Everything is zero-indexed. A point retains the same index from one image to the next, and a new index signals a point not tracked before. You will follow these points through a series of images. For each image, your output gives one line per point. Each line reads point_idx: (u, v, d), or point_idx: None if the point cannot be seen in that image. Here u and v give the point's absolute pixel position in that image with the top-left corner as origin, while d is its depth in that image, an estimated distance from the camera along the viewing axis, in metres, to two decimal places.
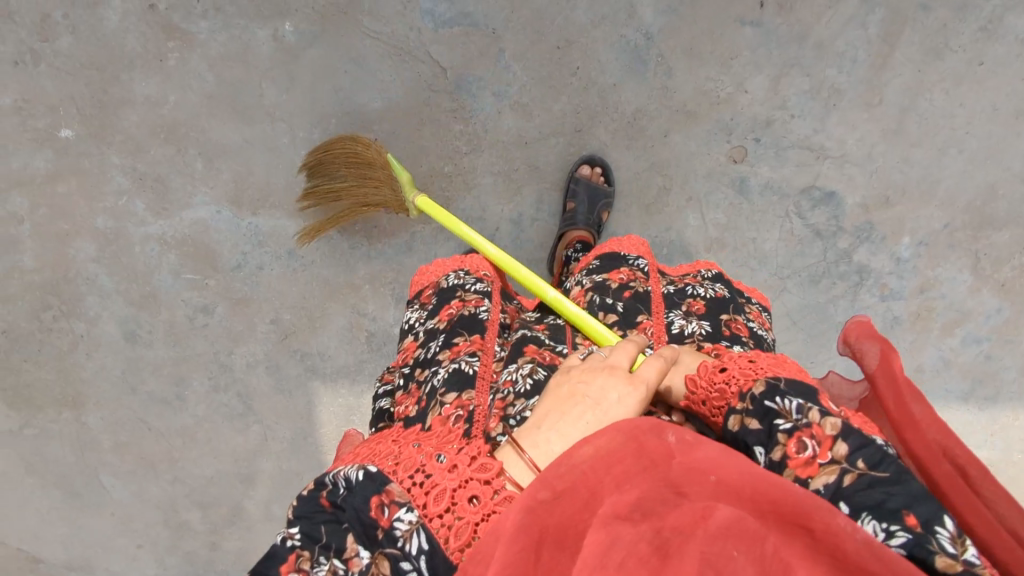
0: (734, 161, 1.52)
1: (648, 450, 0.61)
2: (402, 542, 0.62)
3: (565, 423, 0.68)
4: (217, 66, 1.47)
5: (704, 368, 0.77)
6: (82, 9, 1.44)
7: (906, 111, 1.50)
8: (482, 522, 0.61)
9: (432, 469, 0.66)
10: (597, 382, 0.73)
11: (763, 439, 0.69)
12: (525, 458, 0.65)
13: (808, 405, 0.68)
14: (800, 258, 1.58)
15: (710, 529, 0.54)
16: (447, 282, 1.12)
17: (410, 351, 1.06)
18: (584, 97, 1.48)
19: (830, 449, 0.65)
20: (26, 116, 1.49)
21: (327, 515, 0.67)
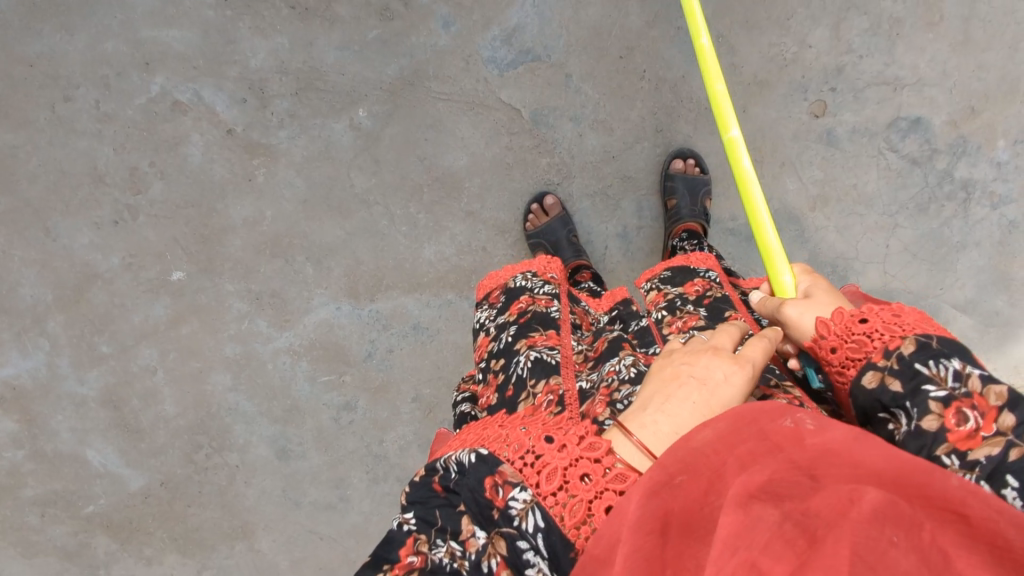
0: (817, 116, 1.55)
1: (771, 433, 0.55)
2: (517, 522, 0.60)
3: (671, 403, 0.64)
4: (305, 171, 1.49)
5: (845, 322, 0.73)
6: (166, 152, 1.46)
7: (968, 20, 1.52)
8: (597, 500, 0.59)
9: (540, 449, 0.63)
10: (701, 362, 0.67)
11: (910, 397, 0.67)
12: (634, 440, 0.61)
13: (965, 371, 0.66)
14: (904, 191, 1.58)
15: (862, 513, 0.44)
16: (516, 283, 1.19)
17: (484, 346, 1.12)
18: (657, 96, 1.51)
19: (995, 421, 0.62)
20: (137, 270, 1.51)
21: (440, 500, 0.67)
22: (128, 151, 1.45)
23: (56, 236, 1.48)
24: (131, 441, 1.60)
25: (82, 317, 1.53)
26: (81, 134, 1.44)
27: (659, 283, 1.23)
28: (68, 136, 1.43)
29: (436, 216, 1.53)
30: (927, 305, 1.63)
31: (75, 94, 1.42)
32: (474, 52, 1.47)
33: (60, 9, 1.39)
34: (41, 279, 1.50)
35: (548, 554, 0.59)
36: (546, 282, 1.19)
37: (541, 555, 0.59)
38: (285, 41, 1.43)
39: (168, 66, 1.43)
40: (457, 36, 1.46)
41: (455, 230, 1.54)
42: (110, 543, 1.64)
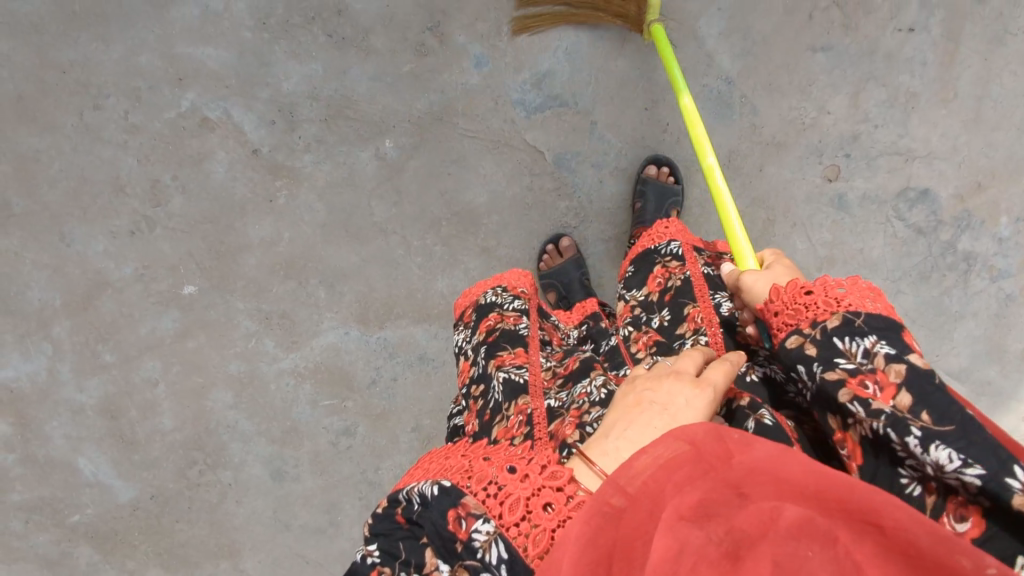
0: (831, 180, 1.60)
1: (705, 455, 0.56)
2: (480, 553, 0.61)
3: (633, 430, 0.65)
4: (327, 196, 1.50)
5: (788, 290, 0.78)
6: (189, 167, 1.46)
7: (981, 99, 1.57)
8: (559, 530, 0.59)
9: (502, 479, 0.64)
10: (663, 389, 0.70)
11: (820, 361, 0.71)
12: (596, 468, 0.62)
13: (876, 348, 0.69)
14: (908, 258, 1.63)
15: (782, 529, 0.49)
16: (487, 301, 1.17)
17: (465, 371, 1.11)
18: (678, 149, 1.55)
19: (893, 397, 0.66)
20: (149, 281, 1.51)
21: (405, 531, 0.69)
22: (152, 163, 1.45)
23: (71, 241, 1.47)
24: (125, 452, 1.58)
25: (88, 324, 1.51)
26: (106, 143, 1.43)
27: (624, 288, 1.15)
28: (94, 144, 1.43)
29: (452, 249, 1.55)
30: None
31: (104, 103, 1.42)
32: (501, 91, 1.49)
33: (98, 18, 1.39)
34: (51, 283, 1.49)
35: None
36: (516, 297, 1.16)
37: None
38: (319, 67, 1.44)
39: (199, 82, 1.43)
40: (488, 77, 1.48)
41: (469, 264, 1.56)
42: (92, 554, 1.61)
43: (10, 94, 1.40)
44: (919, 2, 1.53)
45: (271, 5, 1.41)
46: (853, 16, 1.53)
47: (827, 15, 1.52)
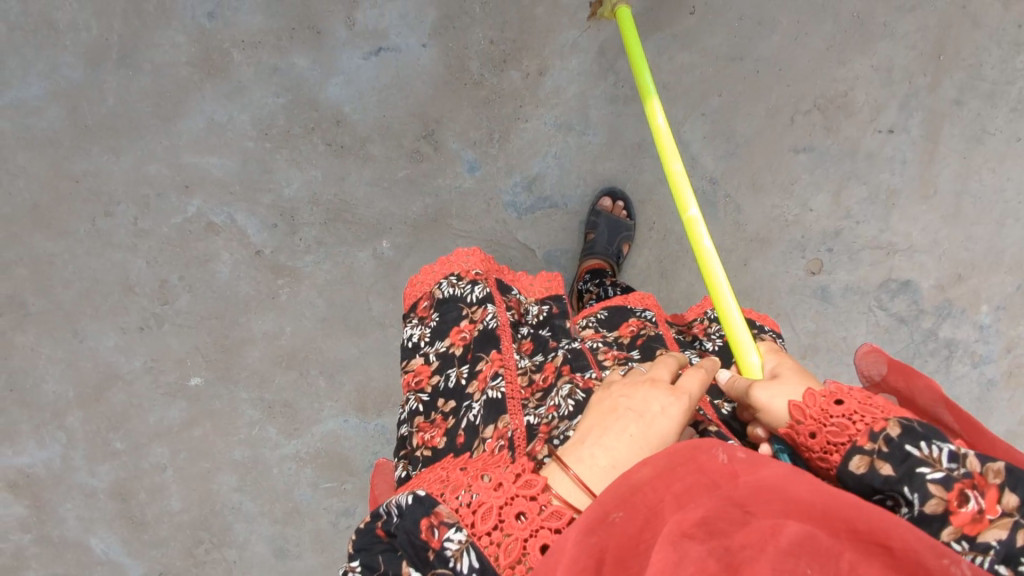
0: (814, 273, 1.65)
1: (709, 472, 0.59)
2: (452, 564, 0.59)
3: (608, 436, 0.66)
4: (327, 292, 1.55)
5: (821, 404, 0.70)
6: (196, 268, 1.52)
7: (960, 195, 1.62)
8: (532, 538, 0.59)
9: (478, 490, 0.63)
10: (639, 394, 0.71)
11: (906, 481, 0.62)
12: (571, 475, 0.63)
13: (961, 451, 0.61)
14: (890, 345, 1.67)
15: (782, 547, 0.51)
16: (443, 294, 1.10)
17: (425, 375, 1.04)
18: (663, 246, 1.60)
19: (998, 502, 0.58)
20: (157, 373, 1.55)
21: (384, 545, 0.65)
22: (160, 264, 1.51)
23: (82, 338, 1.52)
24: (134, 532, 1.59)
25: (100, 414, 1.56)
26: (117, 246, 1.50)
27: (597, 322, 1.18)
28: (105, 249, 1.50)
29: None
30: None
31: (115, 210, 1.49)
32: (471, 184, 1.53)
33: (110, 132, 1.46)
34: (64, 376, 1.54)
35: None
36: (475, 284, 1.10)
37: None
38: (319, 173, 1.51)
39: (205, 189, 1.50)
40: (481, 180, 1.54)
41: None
42: None
43: (26, 203, 1.47)
44: (899, 104, 1.59)
45: (273, 117, 1.48)
46: (833, 118, 1.59)
47: (809, 118, 1.59)
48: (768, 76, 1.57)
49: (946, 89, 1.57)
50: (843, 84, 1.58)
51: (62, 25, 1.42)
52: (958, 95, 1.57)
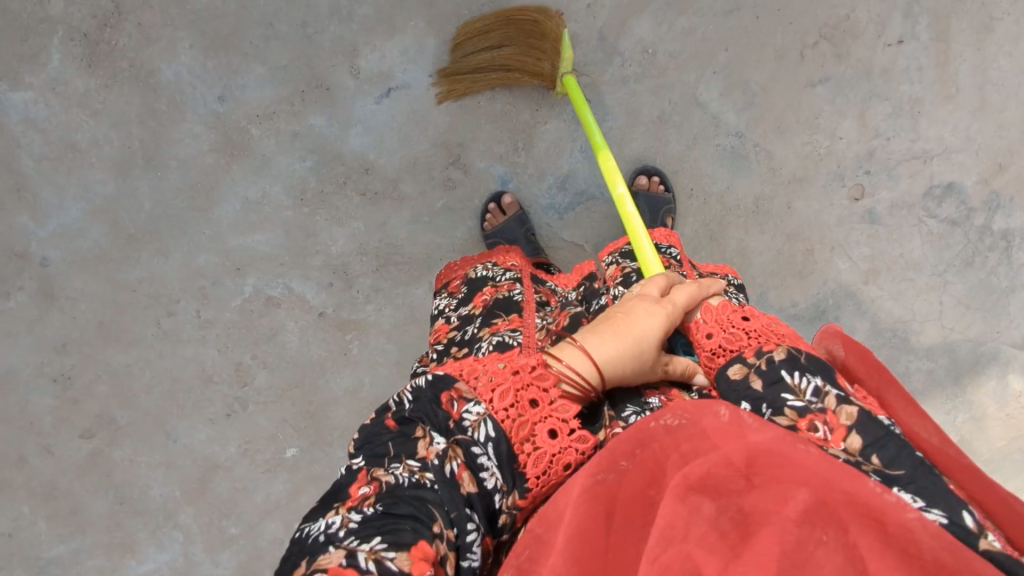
0: (857, 199, 1.65)
1: (711, 432, 0.66)
2: (471, 431, 0.71)
3: (604, 327, 0.84)
4: (395, 336, 1.57)
5: (728, 312, 0.87)
6: (266, 344, 1.54)
7: (983, 87, 1.61)
8: (542, 414, 0.73)
9: (496, 373, 0.75)
10: (630, 305, 0.89)
11: (767, 398, 0.75)
12: (574, 346, 0.80)
13: (825, 390, 0.73)
14: (948, 250, 1.66)
15: (795, 514, 0.54)
16: (478, 273, 1.24)
17: (446, 334, 1.11)
18: (706, 209, 1.65)
19: (844, 439, 0.69)
20: (253, 453, 1.57)
21: (392, 433, 0.73)
22: (231, 349, 1.53)
23: (176, 437, 1.54)
24: None
25: (209, 505, 1.57)
26: (186, 342, 1.52)
27: (620, 257, 1.21)
28: (175, 347, 1.52)
29: None
30: (986, 349, 1.70)
31: (176, 308, 1.50)
32: (501, 193, 1.55)
33: (153, 235, 1.47)
34: (168, 477, 1.55)
35: (496, 460, 0.71)
36: (506, 270, 1.23)
37: (492, 464, 0.70)
38: (360, 225, 1.52)
39: (256, 267, 1.51)
40: (515, 190, 1.57)
41: None
42: None
43: (91, 322, 1.49)
44: (903, 13, 1.58)
45: (305, 181, 1.49)
46: (842, 44, 1.58)
47: (818, 50, 1.58)
48: (769, 19, 1.56)
49: None
50: (844, 8, 1.57)
51: (84, 144, 1.43)
52: None
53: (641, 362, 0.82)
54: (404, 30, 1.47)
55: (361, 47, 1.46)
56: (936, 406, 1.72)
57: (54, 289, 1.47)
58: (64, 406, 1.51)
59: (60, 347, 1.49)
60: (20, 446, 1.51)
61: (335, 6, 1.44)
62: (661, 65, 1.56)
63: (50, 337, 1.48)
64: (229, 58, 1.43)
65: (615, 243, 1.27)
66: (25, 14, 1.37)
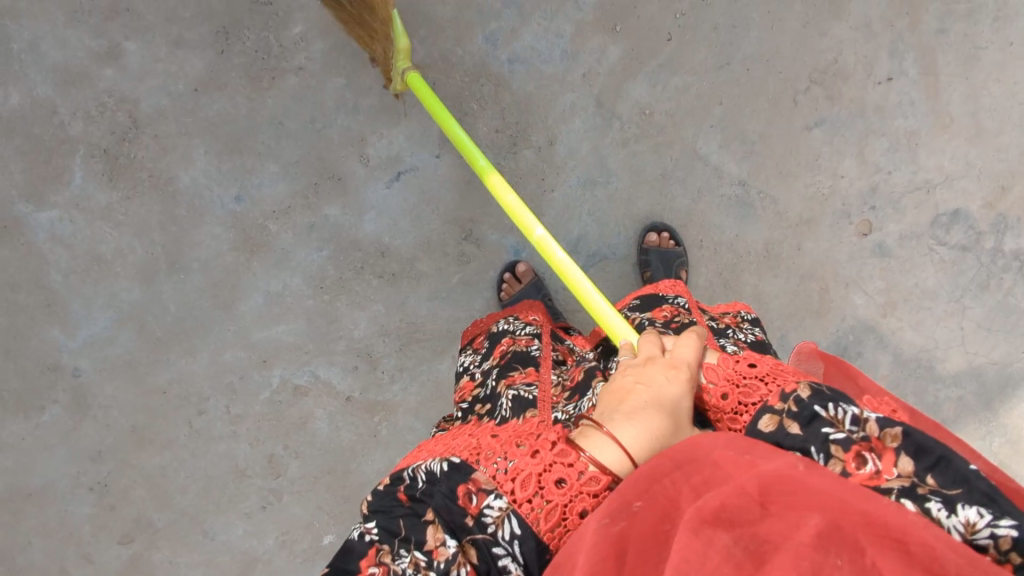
0: (865, 234, 1.67)
1: (725, 462, 0.67)
2: (492, 529, 0.70)
3: (626, 407, 0.77)
4: (422, 413, 1.58)
5: (729, 366, 0.85)
6: (296, 433, 1.55)
7: (976, 114, 1.64)
8: (571, 505, 0.70)
9: (514, 458, 0.72)
10: (647, 375, 0.83)
11: (810, 437, 0.71)
12: (602, 433, 0.74)
13: (863, 418, 0.71)
14: (962, 275, 1.67)
15: (809, 538, 0.55)
16: (501, 327, 1.26)
17: (468, 390, 1.11)
18: (718, 258, 1.67)
19: (894, 465, 0.66)
20: (291, 544, 1.57)
21: (405, 509, 0.75)
22: (262, 442, 1.54)
23: (213, 535, 1.54)
24: None
25: None
26: (218, 439, 1.53)
27: (630, 311, 1.21)
28: (208, 444, 1.53)
29: None
30: (1015, 369, 1.71)
31: (207, 406, 1.52)
32: (514, 263, 1.58)
33: (180, 336, 1.50)
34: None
35: (521, 559, 0.70)
36: (528, 324, 1.25)
37: (515, 560, 0.70)
38: (380, 306, 1.55)
39: (282, 358, 1.53)
40: (528, 259, 1.60)
41: None
42: None
43: (124, 427, 1.50)
44: (890, 51, 1.61)
45: (324, 269, 1.53)
46: (833, 87, 1.62)
47: (810, 95, 1.62)
48: (760, 70, 1.60)
49: (928, 23, 1.61)
50: (832, 53, 1.61)
51: (109, 255, 1.47)
52: (940, 24, 1.60)
53: (676, 433, 0.77)
54: (408, 116, 1.51)
55: (368, 136, 1.51)
56: (970, 432, 1.73)
57: (88, 398, 1.49)
58: (102, 513, 1.51)
59: (95, 455, 1.50)
60: (61, 558, 1.51)
61: (340, 100, 1.49)
62: (659, 123, 1.59)
63: (85, 447, 1.50)
64: (243, 158, 1.48)
65: (628, 297, 1.29)
66: (47, 136, 1.43)
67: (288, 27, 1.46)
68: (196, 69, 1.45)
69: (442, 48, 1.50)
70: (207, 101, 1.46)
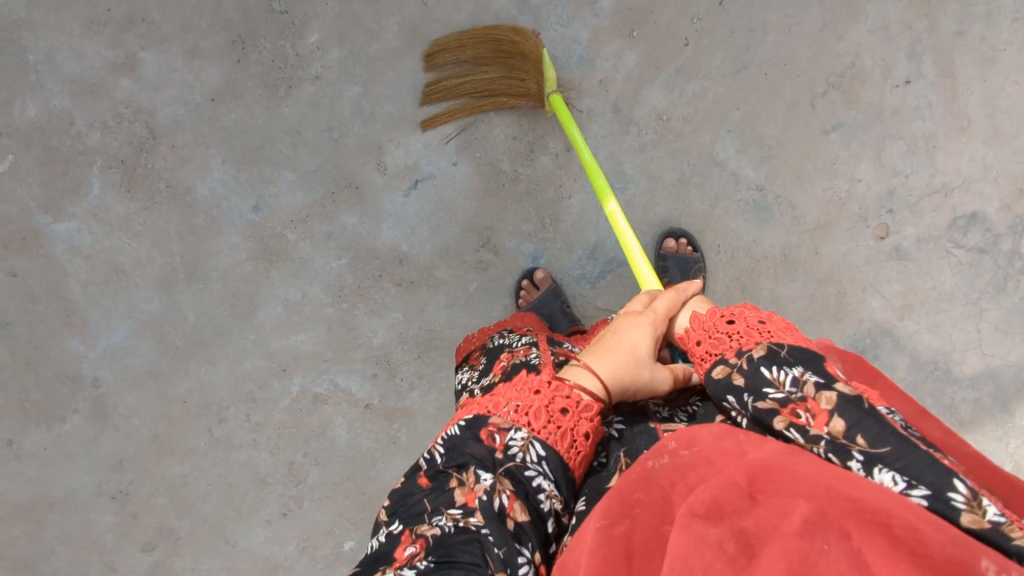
0: (883, 238, 1.66)
1: (712, 457, 0.67)
2: (520, 456, 0.73)
3: (598, 350, 0.88)
4: (442, 420, 1.56)
5: (711, 320, 0.87)
6: (315, 440, 1.55)
7: (995, 116, 1.62)
8: (579, 429, 0.75)
9: (523, 399, 0.77)
10: (618, 328, 0.93)
11: (750, 390, 0.76)
12: (579, 366, 0.84)
13: (804, 378, 0.73)
14: (979, 278, 1.66)
15: (795, 526, 0.54)
16: (495, 343, 1.28)
17: (468, 406, 1.09)
18: (736, 263, 1.66)
19: (826, 423, 0.69)
20: (312, 550, 1.56)
21: (426, 491, 0.74)
22: (282, 449, 1.54)
23: (235, 542, 1.55)
24: None
25: None
26: (239, 447, 1.53)
27: None
28: (228, 451, 1.53)
29: None
30: None
31: (227, 415, 1.52)
32: (533, 269, 1.57)
33: (200, 345, 1.50)
34: None
35: (552, 477, 0.73)
36: (523, 335, 1.27)
37: (547, 479, 0.72)
38: (399, 314, 1.55)
39: (301, 366, 1.53)
40: (547, 265, 1.59)
41: None
42: None
43: (146, 437, 1.51)
44: (907, 54, 1.61)
45: (342, 278, 1.53)
46: (849, 90, 1.62)
47: (827, 99, 1.62)
48: (777, 74, 1.60)
49: (945, 25, 1.59)
50: (848, 56, 1.61)
51: (128, 266, 1.47)
52: (958, 26, 1.59)
53: (638, 373, 0.86)
54: (425, 124, 1.51)
55: (386, 144, 1.51)
56: (988, 434, 1.70)
57: (108, 409, 1.50)
58: (124, 522, 1.52)
59: (117, 464, 1.51)
60: (84, 567, 1.52)
61: (357, 109, 1.49)
62: (677, 129, 1.61)
63: (106, 456, 1.51)
64: (261, 167, 1.48)
65: None
66: (64, 147, 1.43)
67: (304, 36, 1.46)
68: (213, 78, 1.45)
69: None
70: (223, 111, 1.46)
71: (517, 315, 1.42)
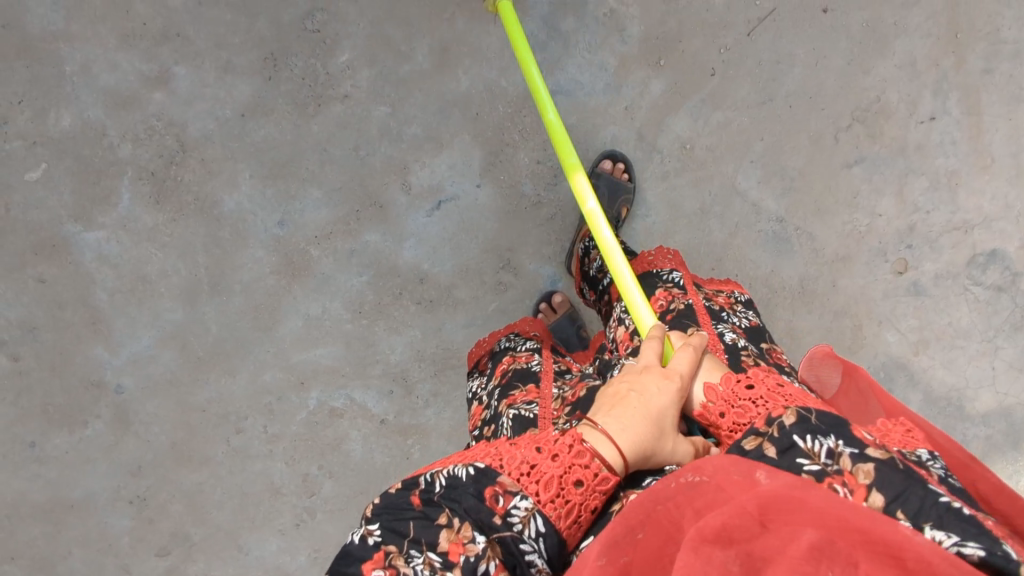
0: (901, 273, 1.66)
1: (728, 481, 0.68)
2: (519, 528, 0.73)
3: (618, 409, 0.84)
4: (456, 437, 1.59)
5: (727, 386, 0.87)
6: (330, 454, 1.57)
7: (1018, 155, 1.63)
8: (586, 507, 0.76)
9: (536, 460, 0.76)
10: (637, 381, 0.89)
11: (783, 464, 0.71)
12: (600, 430, 0.80)
13: (838, 449, 0.70)
14: (996, 316, 1.67)
15: (803, 551, 0.55)
16: (503, 345, 1.30)
17: (477, 414, 1.13)
18: (753, 292, 1.67)
19: (866, 498, 0.67)
20: (323, 561, 1.59)
21: (415, 512, 0.75)
22: (298, 461, 1.57)
23: (248, 550, 1.57)
24: None
25: None
26: (254, 457, 1.56)
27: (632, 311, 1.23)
28: (244, 462, 1.55)
29: None
30: None
31: (244, 425, 1.55)
32: (551, 292, 1.58)
33: (221, 356, 1.52)
34: None
35: (543, 554, 0.74)
36: (528, 339, 1.30)
37: (538, 555, 0.73)
38: (417, 332, 1.56)
39: (319, 380, 1.56)
40: (565, 288, 1.60)
41: None
42: None
43: (165, 444, 1.53)
44: (933, 90, 1.61)
45: (362, 294, 1.54)
46: (874, 125, 1.62)
47: (851, 132, 1.62)
48: (802, 107, 1.61)
49: (972, 63, 1.60)
50: (874, 91, 1.61)
51: (153, 276, 1.50)
52: (986, 64, 1.60)
53: (658, 444, 0.83)
54: (450, 145, 1.53)
55: (412, 165, 1.52)
56: (997, 470, 1.72)
57: (129, 415, 1.52)
58: (140, 526, 1.55)
59: (135, 470, 1.54)
60: (100, 569, 1.55)
61: (385, 128, 1.50)
62: (700, 158, 1.62)
63: (125, 461, 1.53)
64: (289, 183, 1.50)
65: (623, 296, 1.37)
66: (96, 158, 1.45)
67: (335, 55, 1.47)
68: (244, 94, 1.47)
69: (486, 78, 1.52)
70: (253, 126, 1.48)
71: (526, 319, 1.46)
